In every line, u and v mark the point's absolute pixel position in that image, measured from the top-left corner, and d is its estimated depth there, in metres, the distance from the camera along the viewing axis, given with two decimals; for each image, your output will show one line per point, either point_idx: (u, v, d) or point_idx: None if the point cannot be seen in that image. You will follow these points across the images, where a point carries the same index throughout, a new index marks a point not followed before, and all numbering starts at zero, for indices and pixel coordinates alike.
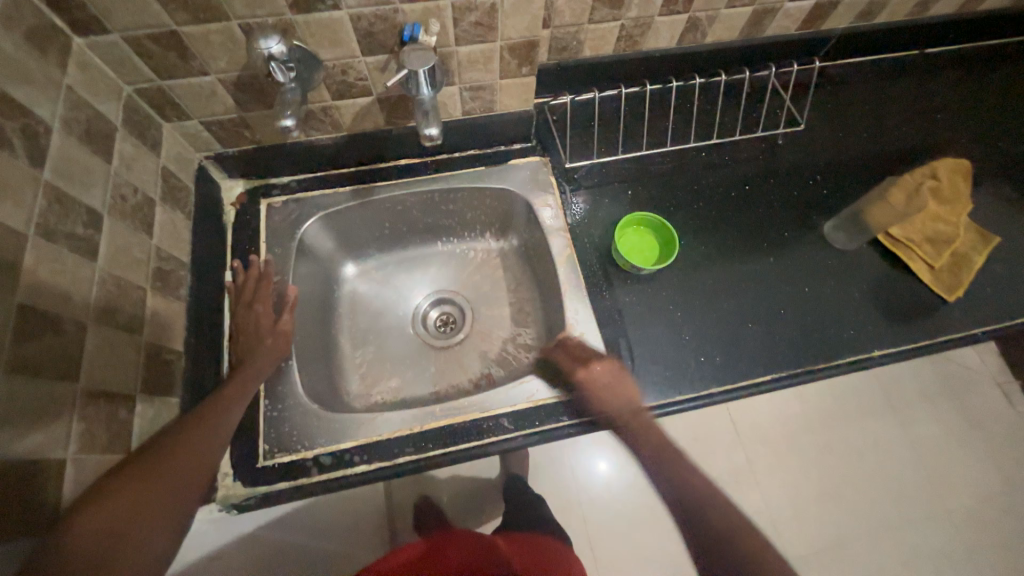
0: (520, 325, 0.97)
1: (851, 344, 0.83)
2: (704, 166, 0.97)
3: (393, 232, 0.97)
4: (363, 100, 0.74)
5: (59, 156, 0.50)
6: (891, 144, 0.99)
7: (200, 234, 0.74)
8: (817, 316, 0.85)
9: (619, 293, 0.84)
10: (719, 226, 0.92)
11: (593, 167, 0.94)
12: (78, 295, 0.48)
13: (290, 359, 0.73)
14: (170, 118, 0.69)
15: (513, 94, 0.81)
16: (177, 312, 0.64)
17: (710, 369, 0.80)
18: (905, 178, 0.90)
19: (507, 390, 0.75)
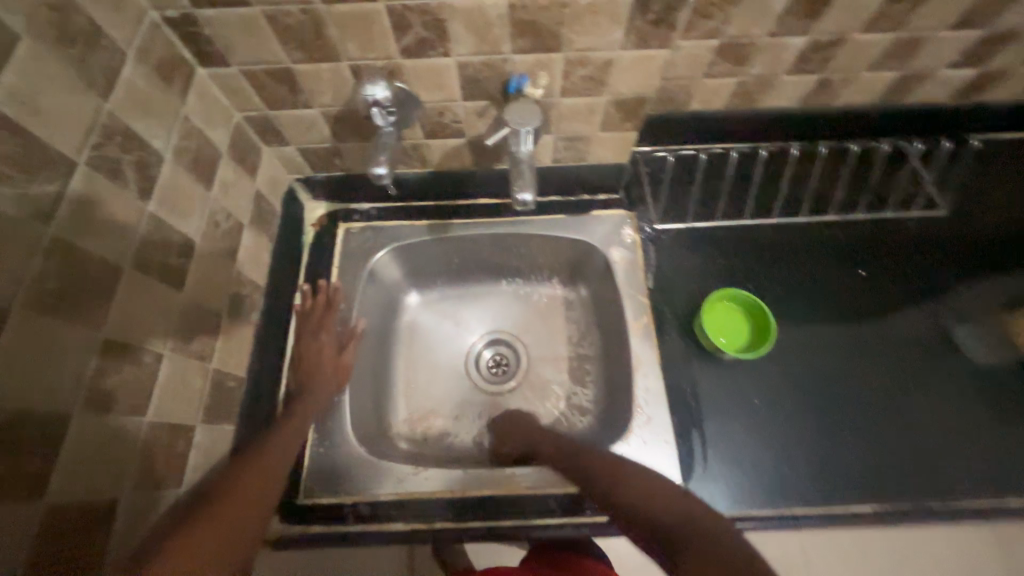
0: (576, 385, 0.90)
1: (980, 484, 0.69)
2: (813, 243, 0.86)
3: (460, 268, 0.93)
4: (454, 141, 0.72)
5: (166, 185, 0.51)
6: None
7: (279, 257, 0.74)
8: (940, 442, 0.71)
9: (698, 377, 0.75)
10: (823, 313, 0.81)
11: (685, 230, 0.85)
12: (160, 325, 0.49)
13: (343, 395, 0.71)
14: (270, 143, 0.70)
15: (609, 147, 0.76)
16: (246, 337, 0.65)
17: (799, 486, 0.68)
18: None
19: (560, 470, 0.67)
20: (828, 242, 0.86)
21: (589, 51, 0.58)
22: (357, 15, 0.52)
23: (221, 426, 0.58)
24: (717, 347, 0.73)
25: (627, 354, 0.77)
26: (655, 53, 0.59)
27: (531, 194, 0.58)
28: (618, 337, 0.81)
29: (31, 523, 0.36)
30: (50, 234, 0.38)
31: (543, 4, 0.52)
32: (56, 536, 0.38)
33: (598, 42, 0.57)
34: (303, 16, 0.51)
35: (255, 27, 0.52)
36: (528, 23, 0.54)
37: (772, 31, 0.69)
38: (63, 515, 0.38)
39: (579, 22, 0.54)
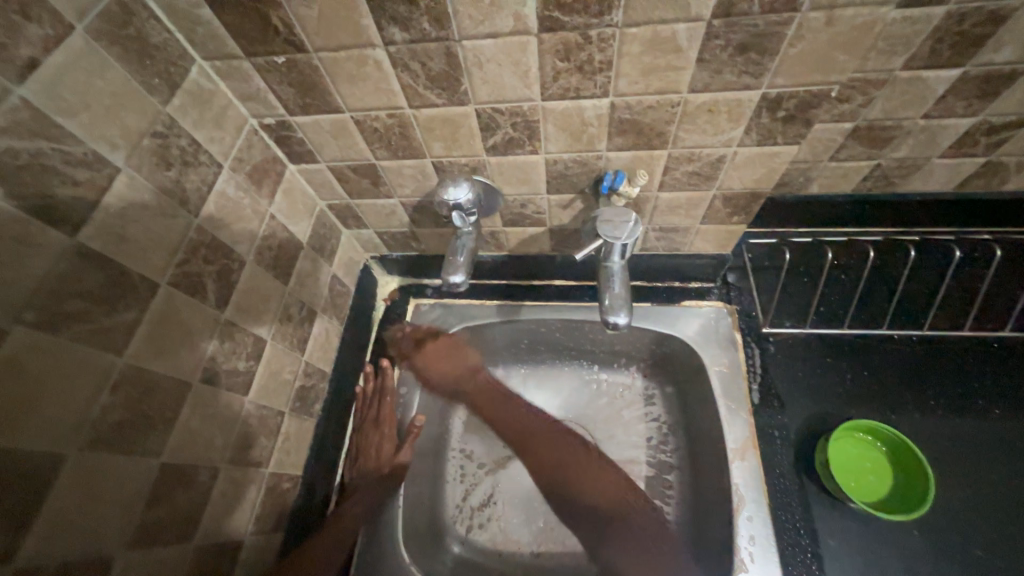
0: (656, 498, 0.75)
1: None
2: (975, 359, 0.68)
3: (530, 348, 0.83)
4: (535, 229, 0.67)
5: (245, 289, 0.50)
6: None
7: (348, 340, 0.73)
8: None
9: (819, 531, 0.60)
10: (992, 460, 0.62)
11: (802, 334, 0.72)
12: (219, 437, 0.47)
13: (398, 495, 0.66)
14: (350, 227, 0.70)
15: (710, 239, 0.66)
16: (305, 430, 0.62)
17: None
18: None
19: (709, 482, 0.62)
20: (988, 359, 0.68)
21: (699, 147, 0.50)
22: (445, 119, 0.49)
23: (269, 532, 0.56)
24: (851, 499, 0.58)
25: (725, 486, 0.64)
26: (780, 149, 0.49)
27: (626, 316, 0.50)
28: (715, 455, 0.67)
29: None
30: (122, 364, 0.37)
31: (651, 103, 0.45)
32: None
33: (712, 140, 0.49)
34: (391, 120, 0.49)
35: (342, 131, 0.52)
36: (631, 121, 0.47)
37: (928, 112, 0.57)
38: None
39: (691, 120, 0.46)
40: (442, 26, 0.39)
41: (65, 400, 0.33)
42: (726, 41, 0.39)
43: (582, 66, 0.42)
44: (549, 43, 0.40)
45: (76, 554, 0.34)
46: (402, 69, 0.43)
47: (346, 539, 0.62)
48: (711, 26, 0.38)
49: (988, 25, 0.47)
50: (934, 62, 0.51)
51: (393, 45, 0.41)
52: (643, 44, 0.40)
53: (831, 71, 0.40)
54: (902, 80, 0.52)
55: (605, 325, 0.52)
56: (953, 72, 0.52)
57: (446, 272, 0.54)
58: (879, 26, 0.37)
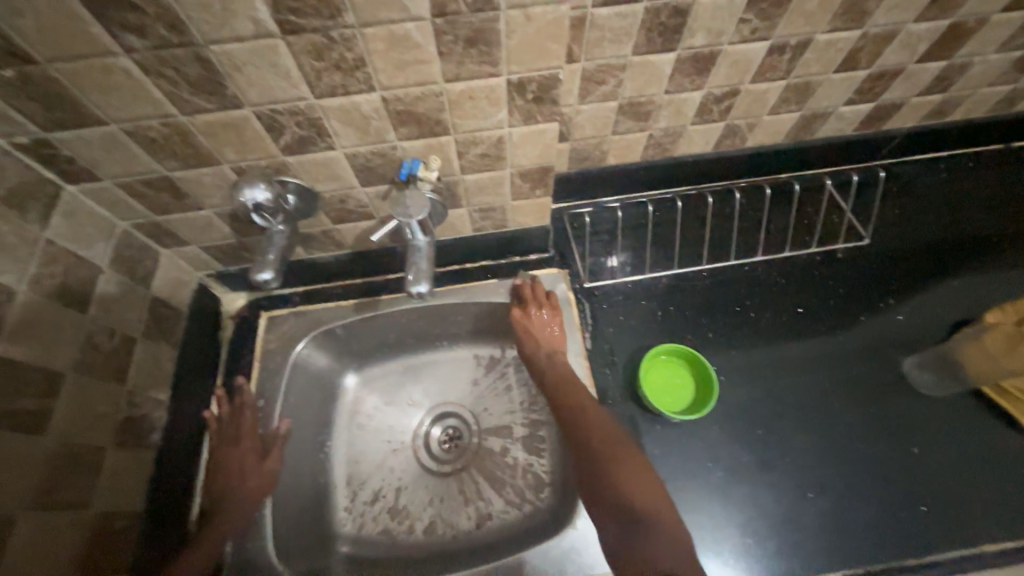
0: (532, 455, 0.84)
1: (948, 534, 0.64)
2: (752, 280, 0.83)
3: (398, 343, 0.89)
4: (365, 223, 0.70)
5: (21, 321, 0.47)
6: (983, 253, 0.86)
7: (189, 362, 0.70)
8: (920, 493, 0.66)
9: (646, 443, 0.71)
10: (769, 356, 0.77)
11: (617, 285, 0.83)
12: (10, 481, 0.44)
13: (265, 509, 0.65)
14: (169, 245, 0.67)
15: (527, 214, 0.75)
16: (143, 461, 0.59)
17: (763, 555, 0.63)
18: (995, 339, 0.67)
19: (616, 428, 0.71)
20: (758, 277, 0.83)
21: (477, 131, 0.57)
22: (225, 123, 0.50)
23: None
24: (667, 413, 0.70)
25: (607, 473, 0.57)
26: (544, 126, 0.58)
27: (426, 283, 0.56)
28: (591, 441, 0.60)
29: None
30: None
31: (416, 94, 0.50)
32: None
33: (484, 123, 0.56)
34: (167, 128, 0.49)
35: (116, 144, 0.50)
36: (406, 112, 0.52)
37: (667, 89, 0.70)
38: None
39: (459, 107, 0.53)
40: (181, 32, 0.41)
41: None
42: (454, 36, 0.46)
43: (338, 65, 0.46)
44: (297, 45, 0.44)
45: None
46: (156, 76, 0.44)
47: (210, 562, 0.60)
48: (435, 24, 0.44)
49: (678, 17, 0.60)
50: (652, 48, 0.63)
51: (136, 52, 0.42)
52: (384, 42, 0.45)
53: (549, 57, 0.49)
54: (636, 64, 0.65)
55: (410, 295, 0.57)
56: (670, 55, 0.65)
57: (253, 272, 0.55)
58: (566, 18, 0.46)
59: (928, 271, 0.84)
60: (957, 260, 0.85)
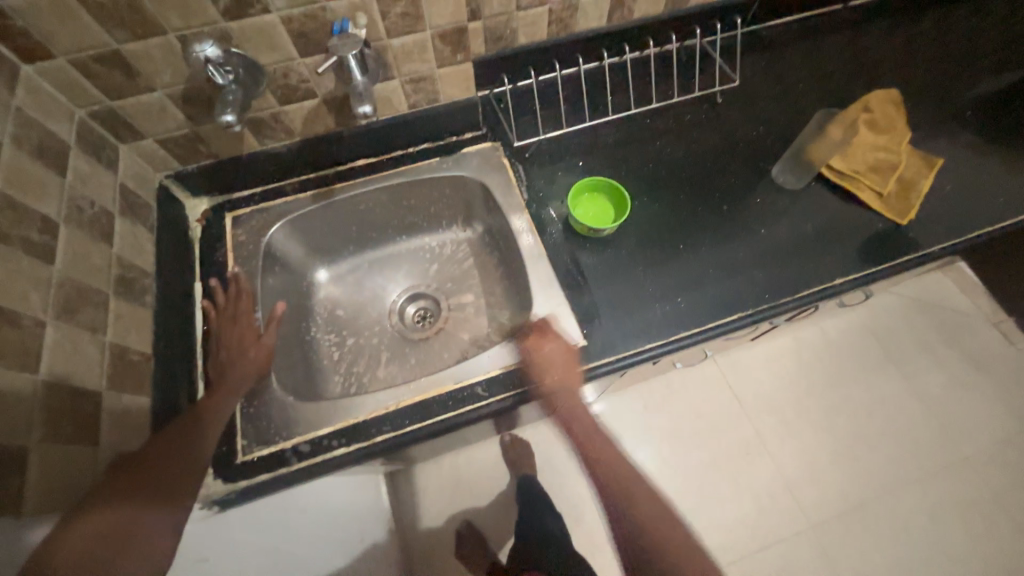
0: (494, 308, 0.97)
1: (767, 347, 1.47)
2: (654, 132, 0.98)
3: (361, 234, 0.98)
4: (310, 102, 0.79)
5: (9, 167, 0.54)
6: (838, 88, 1.04)
7: (167, 248, 0.76)
8: (786, 256, 0.86)
9: (581, 259, 0.86)
10: (673, 182, 0.94)
11: (543, 143, 0.96)
12: (35, 294, 0.52)
13: (270, 379, 0.74)
14: (126, 139, 0.73)
15: (454, 83, 0.86)
16: (144, 316, 0.67)
17: (680, 315, 0.80)
18: (843, 112, 0.97)
19: (558, 268, 0.84)
20: (657, 125, 0.99)
21: None
22: None
23: (131, 396, 0.61)
24: (606, 228, 0.85)
25: (643, 529, 0.69)
26: None
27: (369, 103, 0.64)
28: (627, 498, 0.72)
29: None
30: None
31: None
32: None
33: None
34: None
35: (68, 14, 0.56)
36: None
37: None
38: None
39: None
40: None
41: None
42: None
43: None
44: None
45: None
46: None
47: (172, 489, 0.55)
48: None
49: None
50: None
51: None
52: None
53: None
54: None
55: (358, 118, 0.65)
56: None
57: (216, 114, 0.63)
58: None
59: (792, 104, 1.02)
60: (814, 92, 1.03)
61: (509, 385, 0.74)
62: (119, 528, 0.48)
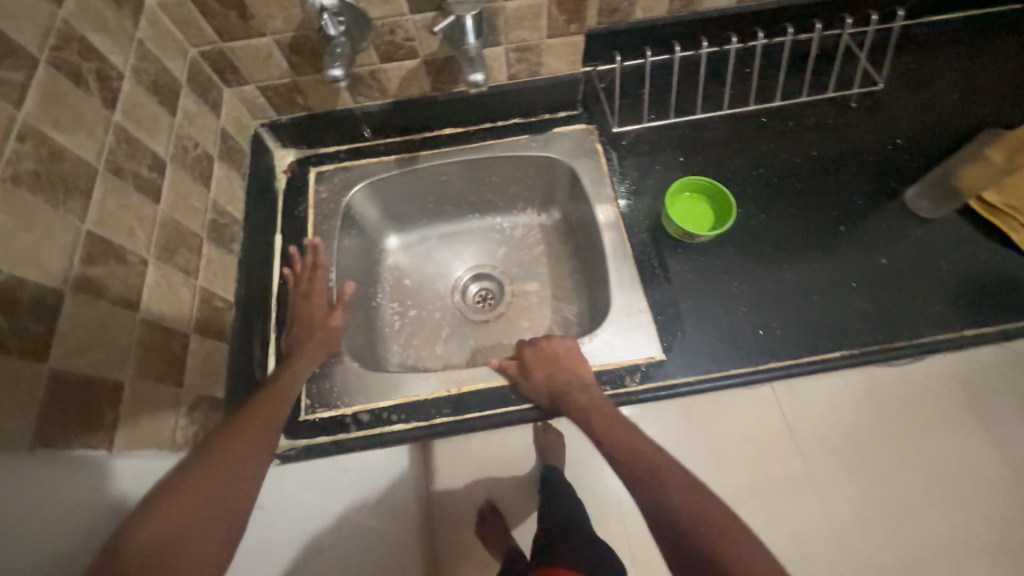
0: (561, 302, 0.91)
1: None
2: (769, 132, 0.88)
3: (435, 206, 0.94)
4: (409, 62, 0.76)
5: (128, 100, 0.54)
6: (1007, 102, 0.87)
7: (255, 196, 0.77)
8: (903, 294, 0.76)
9: (669, 263, 0.79)
10: (782, 193, 0.84)
11: (643, 131, 0.88)
12: (141, 231, 0.52)
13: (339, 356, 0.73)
14: (230, 83, 0.73)
15: (560, 54, 0.80)
16: (229, 262, 0.68)
17: (773, 344, 0.73)
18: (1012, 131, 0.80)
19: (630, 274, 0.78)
20: (773, 125, 0.88)
21: None
22: None
23: (213, 341, 0.62)
24: (702, 234, 0.77)
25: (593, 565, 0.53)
26: None
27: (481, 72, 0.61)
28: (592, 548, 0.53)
29: (41, 376, 0.39)
30: (22, 119, 0.42)
31: None
32: (65, 387, 0.41)
33: None
34: None
35: None
36: None
37: None
38: (70, 376, 0.42)
39: None
40: None
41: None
42: None
43: None
44: None
45: (21, 266, 0.40)
46: None
47: (237, 496, 0.48)
48: None
49: None
50: None
51: None
52: None
53: None
54: None
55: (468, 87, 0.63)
56: None
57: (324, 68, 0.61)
58: None
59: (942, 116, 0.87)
60: (975, 104, 0.87)
61: None
62: (170, 537, 0.42)
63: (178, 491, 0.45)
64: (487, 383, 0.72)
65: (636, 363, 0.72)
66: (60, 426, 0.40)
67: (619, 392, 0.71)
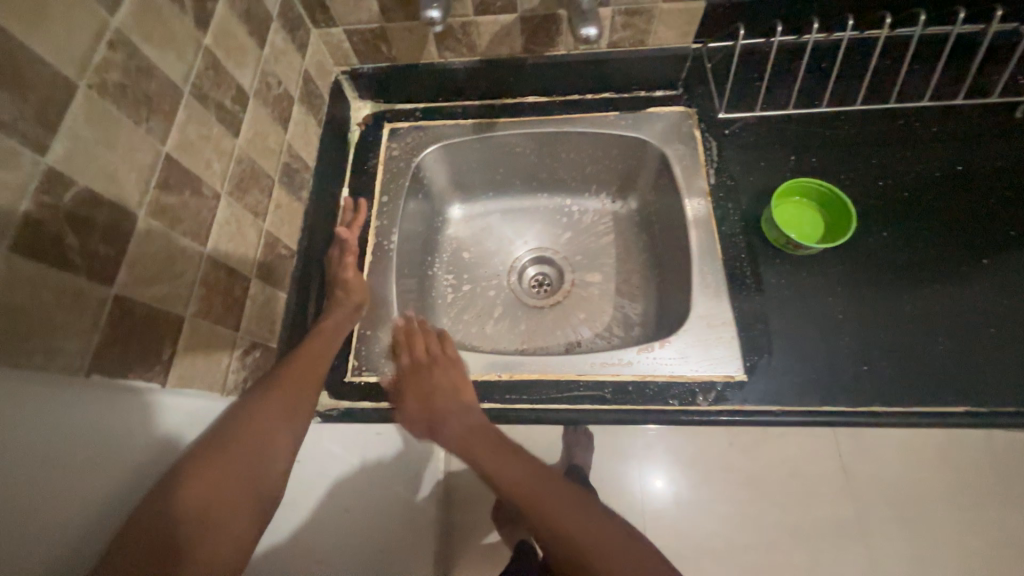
0: (626, 299, 0.84)
1: None
2: (905, 138, 0.75)
3: (506, 178, 0.88)
4: (505, 17, 0.70)
5: (221, 25, 0.52)
6: None
7: (328, 146, 0.74)
8: None
9: (764, 274, 0.70)
10: (911, 211, 0.71)
11: (752, 120, 0.78)
12: (217, 164, 0.50)
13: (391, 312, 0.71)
14: (319, 23, 0.70)
15: (673, 22, 0.72)
16: (296, 210, 0.66)
17: (879, 384, 0.62)
18: None
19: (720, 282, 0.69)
20: (911, 131, 0.75)
21: None
22: None
23: (272, 288, 0.60)
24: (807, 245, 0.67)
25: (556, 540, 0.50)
26: None
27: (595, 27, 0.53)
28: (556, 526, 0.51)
29: (105, 301, 0.38)
30: (116, 26, 0.40)
31: None
32: (127, 317, 0.40)
33: None
34: None
35: None
36: None
37: None
38: (133, 306, 0.40)
39: None
40: None
41: (70, 26, 0.36)
42: None
43: None
44: None
45: (98, 183, 0.38)
46: None
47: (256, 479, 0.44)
48: None
49: None
50: None
51: None
52: None
53: None
54: None
55: (576, 42, 0.55)
56: None
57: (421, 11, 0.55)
58: None
59: None
60: None
61: (638, 398, 0.64)
62: (186, 517, 0.39)
63: (199, 463, 0.42)
64: (541, 375, 0.67)
65: (713, 381, 0.64)
66: (118, 356, 0.39)
67: (688, 410, 0.63)
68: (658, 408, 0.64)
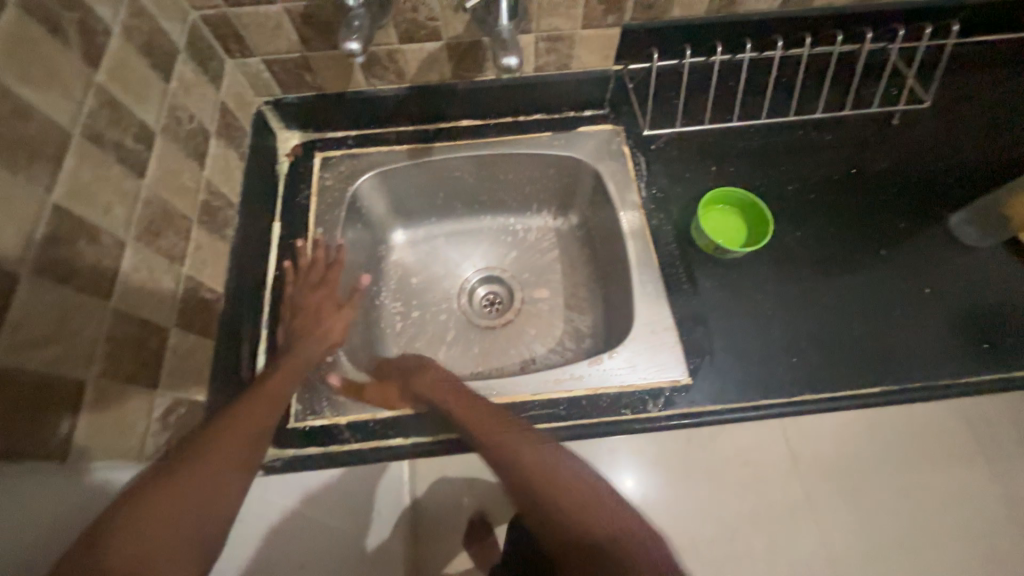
0: (575, 312, 0.85)
1: None
2: (807, 145, 0.83)
3: (447, 201, 0.88)
4: (431, 44, 0.71)
5: (116, 59, 0.48)
6: None
7: (253, 179, 0.71)
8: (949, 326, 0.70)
9: (697, 278, 0.74)
10: (819, 211, 0.79)
11: (675, 136, 0.83)
12: (120, 207, 0.46)
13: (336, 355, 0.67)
14: (233, 53, 0.67)
15: (592, 47, 0.75)
16: (220, 249, 0.62)
17: (808, 373, 0.67)
18: None
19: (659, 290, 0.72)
20: (811, 138, 0.83)
21: None
22: None
23: (196, 337, 0.56)
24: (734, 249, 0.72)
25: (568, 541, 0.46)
26: None
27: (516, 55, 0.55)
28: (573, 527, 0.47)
29: None
30: None
31: None
32: (11, 391, 0.35)
33: None
34: None
35: None
36: None
37: None
38: (18, 377, 0.35)
39: None
40: None
41: None
42: None
43: None
44: None
45: None
46: None
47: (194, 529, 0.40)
48: None
49: None
50: None
51: None
52: None
53: None
54: None
55: (499, 69, 0.56)
56: None
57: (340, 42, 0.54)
58: None
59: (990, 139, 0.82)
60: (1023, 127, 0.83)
61: (593, 411, 0.65)
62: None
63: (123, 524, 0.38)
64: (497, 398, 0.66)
65: (662, 386, 0.66)
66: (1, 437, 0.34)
67: (642, 418, 0.65)
68: (613, 419, 0.65)
